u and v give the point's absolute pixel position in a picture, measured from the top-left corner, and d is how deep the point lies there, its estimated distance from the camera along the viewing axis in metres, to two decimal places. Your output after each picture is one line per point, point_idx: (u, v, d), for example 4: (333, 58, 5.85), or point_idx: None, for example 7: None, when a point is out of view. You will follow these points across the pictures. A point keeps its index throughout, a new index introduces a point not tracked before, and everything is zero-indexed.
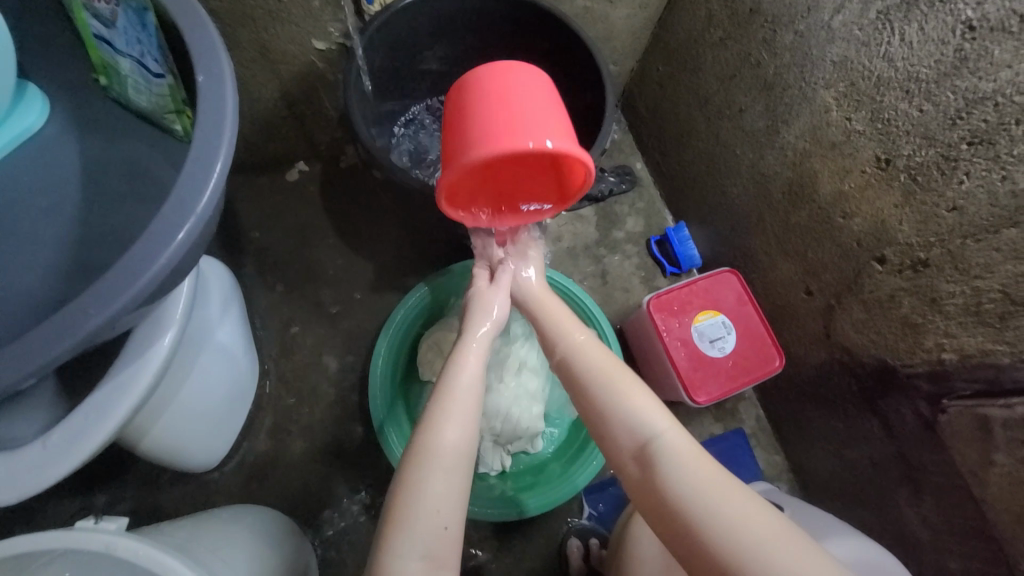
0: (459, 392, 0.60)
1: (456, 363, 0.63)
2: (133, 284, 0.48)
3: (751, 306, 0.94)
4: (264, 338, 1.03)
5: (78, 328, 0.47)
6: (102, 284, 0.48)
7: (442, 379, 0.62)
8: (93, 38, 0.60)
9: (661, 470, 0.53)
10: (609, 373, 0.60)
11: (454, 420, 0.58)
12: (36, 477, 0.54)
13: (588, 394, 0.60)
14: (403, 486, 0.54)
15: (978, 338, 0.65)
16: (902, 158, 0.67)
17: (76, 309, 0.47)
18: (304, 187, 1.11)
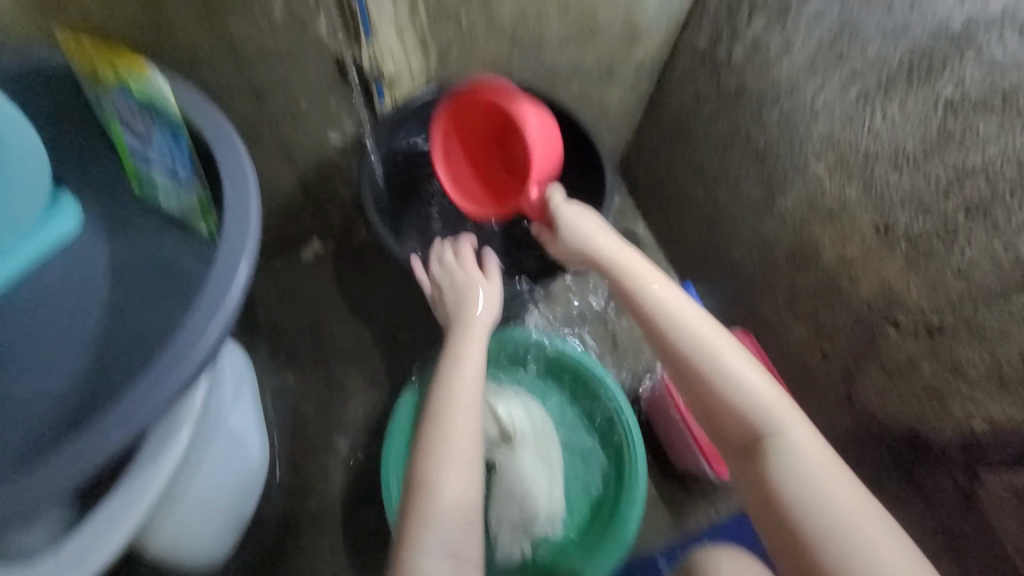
0: (455, 424, 0.62)
1: (445, 387, 0.66)
2: (152, 401, 0.49)
3: (767, 370, 0.92)
4: (274, 418, 1.03)
5: (98, 446, 0.48)
6: (124, 401, 0.49)
7: (435, 405, 0.64)
8: (129, 152, 0.63)
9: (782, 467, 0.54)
10: (719, 358, 0.58)
11: (465, 410, 0.64)
12: None
13: (706, 377, 0.58)
14: (424, 471, 0.59)
15: (1005, 406, 0.64)
16: (900, 226, 0.69)
17: (100, 426, 0.48)
18: (317, 265, 1.14)
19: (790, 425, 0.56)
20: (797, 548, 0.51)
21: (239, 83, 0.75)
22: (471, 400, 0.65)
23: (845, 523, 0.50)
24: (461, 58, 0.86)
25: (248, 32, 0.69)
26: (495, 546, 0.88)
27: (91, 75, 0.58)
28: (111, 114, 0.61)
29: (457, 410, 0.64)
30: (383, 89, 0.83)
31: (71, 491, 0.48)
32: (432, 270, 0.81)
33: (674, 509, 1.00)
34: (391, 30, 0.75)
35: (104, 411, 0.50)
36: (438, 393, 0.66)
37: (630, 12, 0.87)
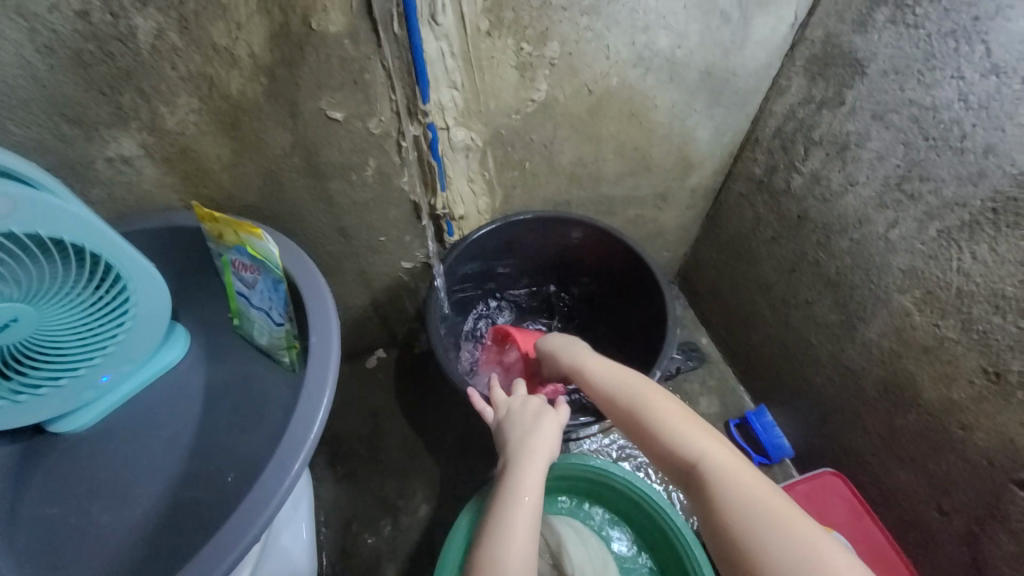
0: (509, 560, 0.60)
1: (502, 516, 0.64)
2: (229, 550, 0.53)
3: (870, 520, 0.82)
4: (326, 536, 1.01)
5: None
6: (205, 551, 0.54)
7: (490, 531, 0.63)
8: (234, 293, 0.72)
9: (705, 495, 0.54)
10: (634, 391, 0.65)
11: (520, 534, 0.62)
12: None
13: (633, 415, 0.63)
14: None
15: None
16: (1014, 374, 0.61)
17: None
18: (381, 373, 1.18)
19: (710, 447, 0.57)
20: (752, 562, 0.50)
21: (332, 226, 0.85)
22: (527, 540, 0.62)
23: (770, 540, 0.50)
24: (524, 195, 0.94)
25: (343, 188, 0.79)
26: None
27: (216, 235, 0.68)
28: (227, 264, 0.70)
29: (514, 546, 0.61)
30: (453, 226, 0.92)
31: None
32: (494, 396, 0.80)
33: None
34: (463, 180, 0.85)
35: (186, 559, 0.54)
36: (492, 523, 0.64)
37: (684, 147, 0.92)
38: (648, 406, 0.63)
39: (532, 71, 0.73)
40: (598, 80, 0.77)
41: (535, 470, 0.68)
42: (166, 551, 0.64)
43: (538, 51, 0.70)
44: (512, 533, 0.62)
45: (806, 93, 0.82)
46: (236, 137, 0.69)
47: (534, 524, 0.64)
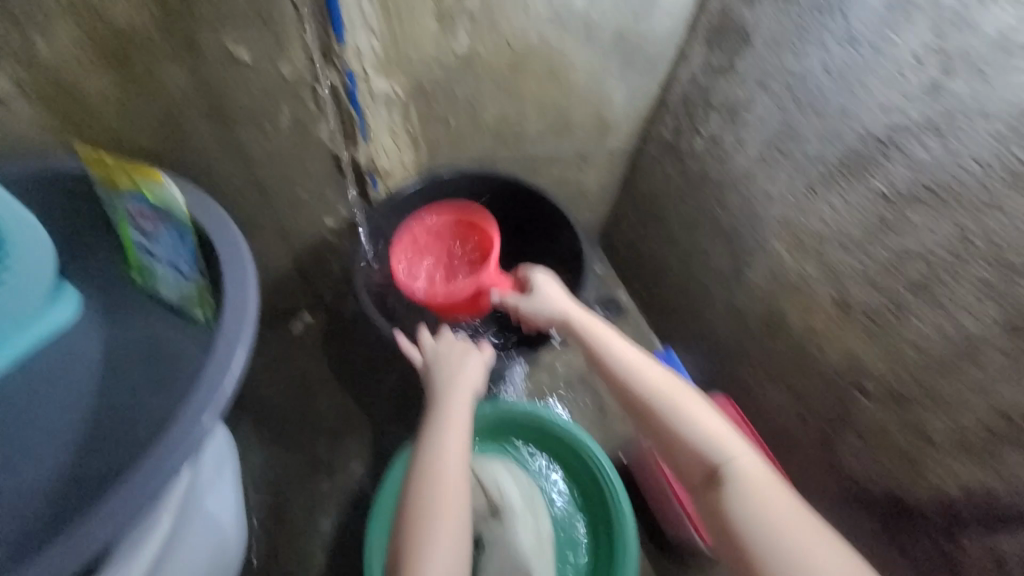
0: (438, 485, 0.64)
1: (435, 445, 0.68)
2: (140, 495, 0.52)
3: (751, 436, 0.96)
4: (256, 499, 1.00)
5: (85, 542, 0.50)
6: (115, 498, 0.52)
7: (423, 459, 0.67)
8: (134, 246, 0.67)
9: (731, 493, 0.57)
10: (668, 392, 0.65)
11: (451, 453, 0.67)
12: None
13: (659, 413, 0.64)
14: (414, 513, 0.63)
15: (971, 471, 0.67)
16: (857, 301, 0.74)
17: (89, 525, 0.51)
18: (308, 337, 1.16)
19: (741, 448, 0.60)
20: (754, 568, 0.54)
21: (243, 178, 0.81)
22: (457, 466, 0.67)
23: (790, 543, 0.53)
24: (450, 151, 0.94)
25: (255, 137, 0.75)
26: None
27: (107, 181, 0.62)
28: (122, 214, 0.65)
29: (446, 471, 0.65)
30: (377, 179, 0.90)
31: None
32: (422, 345, 0.81)
33: None
34: (386, 133, 0.84)
35: (90, 510, 0.52)
36: (423, 455, 0.67)
37: (601, 109, 0.97)
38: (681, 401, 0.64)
39: (451, 21, 0.73)
40: (517, 35, 0.79)
41: (461, 405, 0.73)
42: (66, 513, 0.61)
43: (457, 1, 0.70)
44: (442, 460, 0.66)
45: (706, 61, 0.90)
46: (123, 72, 0.63)
47: (463, 452, 0.68)
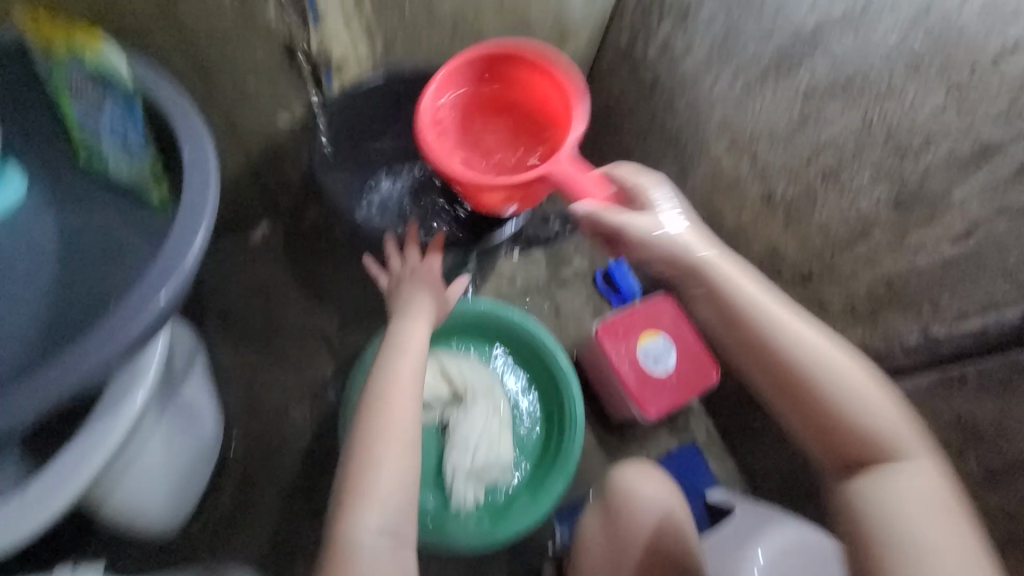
0: (405, 350, 0.75)
1: (402, 320, 0.79)
2: (119, 336, 0.55)
3: (688, 326, 1.07)
4: (229, 394, 1.05)
5: (77, 369, 0.54)
6: (99, 333, 0.55)
7: (392, 329, 0.78)
8: (77, 123, 0.66)
9: (873, 497, 0.60)
10: (865, 389, 0.63)
11: (417, 322, 0.79)
12: (20, 524, 0.57)
13: (835, 399, 0.63)
14: (378, 370, 0.73)
15: (857, 335, 0.78)
16: (778, 193, 0.83)
17: (78, 354, 0.55)
18: (269, 246, 1.16)
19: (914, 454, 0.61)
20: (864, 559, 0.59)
21: (188, 61, 0.78)
22: (407, 397, 0.70)
23: (914, 543, 0.57)
24: (407, 46, 0.93)
25: (196, 13, 0.72)
26: (450, 496, 0.98)
27: (45, 47, 0.60)
28: (61, 86, 0.63)
29: (394, 396, 0.69)
30: (332, 75, 0.89)
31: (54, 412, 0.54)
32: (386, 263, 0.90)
33: (610, 451, 1.14)
34: (338, 20, 0.80)
35: (75, 345, 0.56)
36: (380, 377, 0.72)
37: (559, 10, 0.97)
38: (871, 391, 0.63)
39: None
40: None
41: (420, 327, 0.79)
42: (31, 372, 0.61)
43: None
44: (393, 384, 0.70)
45: None
46: None
47: (417, 379, 0.73)
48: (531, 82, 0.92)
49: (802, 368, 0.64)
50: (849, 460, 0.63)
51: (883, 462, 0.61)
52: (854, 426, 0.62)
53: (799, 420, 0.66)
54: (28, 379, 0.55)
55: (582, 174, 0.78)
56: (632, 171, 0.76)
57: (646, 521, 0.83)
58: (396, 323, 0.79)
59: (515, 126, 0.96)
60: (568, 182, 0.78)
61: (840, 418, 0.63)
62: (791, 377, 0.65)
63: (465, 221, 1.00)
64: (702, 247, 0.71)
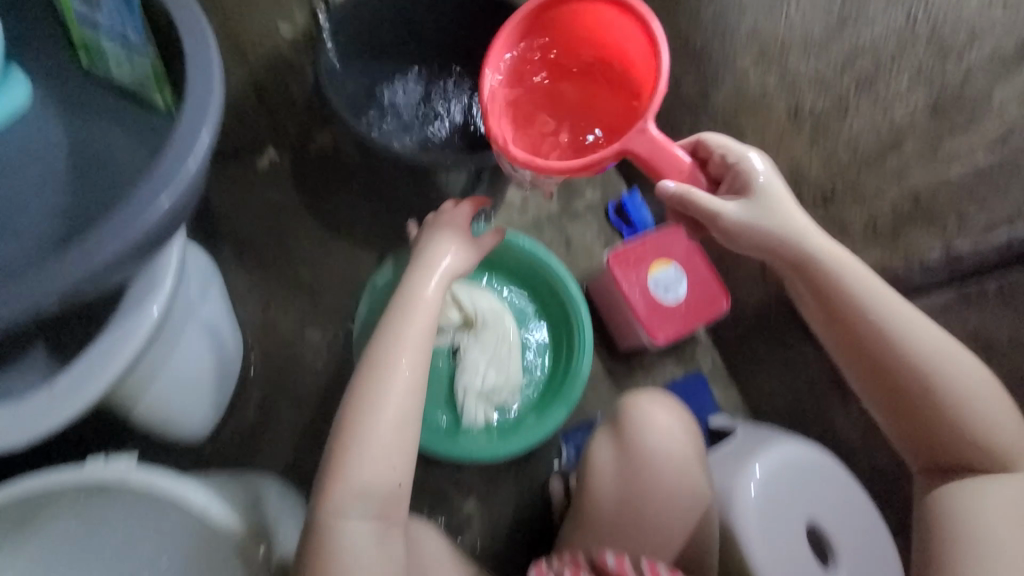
0: (410, 314, 0.70)
1: (416, 278, 0.74)
2: (130, 226, 0.52)
3: (700, 256, 1.07)
4: (246, 317, 1.07)
5: (93, 256, 0.51)
6: (113, 222, 0.52)
7: (402, 289, 0.73)
8: (76, 19, 0.64)
9: (953, 493, 0.64)
10: (971, 394, 0.63)
11: (430, 281, 0.74)
12: (44, 418, 0.57)
13: (931, 397, 0.64)
14: (379, 338, 0.69)
15: (879, 254, 0.75)
16: (807, 107, 0.78)
17: (94, 241, 0.51)
18: (276, 173, 1.14)
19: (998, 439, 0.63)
20: (926, 535, 0.65)
21: None
22: (409, 382, 0.66)
23: (993, 538, 0.60)
24: None
25: None
26: (461, 414, 1.02)
27: None
28: None
29: (396, 372, 0.66)
30: None
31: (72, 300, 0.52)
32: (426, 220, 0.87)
33: (618, 380, 1.16)
34: None
35: (91, 232, 0.52)
36: (384, 347, 0.68)
37: None
38: (956, 393, 0.64)
39: None
40: None
41: (433, 286, 0.74)
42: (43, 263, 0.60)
43: None
44: (398, 358, 0.67)
45: None
46: None
47: (424, 356, 0.69)
48: (585, 22, 0.80)
49: (903, 368, 0.65)
50: (941, 459, 0.66)
51: (978, 469, 0.64)
52: (953, 422, 0.64)
53: (902, 420, 0.67)
54: (43, 261, 0.51)
55: (665, 151, 0.68)
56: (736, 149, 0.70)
57: (667, 470, 0.78)
58: (408, 282, 0.74)
59: (586, 77, 0.86)
60: (646, 159, 0.69)
61: (937, 420, 0.65)
62: (894, 381, 0.66)
63: (474, 135, 1.01)
64: (817, 238, 0.68)
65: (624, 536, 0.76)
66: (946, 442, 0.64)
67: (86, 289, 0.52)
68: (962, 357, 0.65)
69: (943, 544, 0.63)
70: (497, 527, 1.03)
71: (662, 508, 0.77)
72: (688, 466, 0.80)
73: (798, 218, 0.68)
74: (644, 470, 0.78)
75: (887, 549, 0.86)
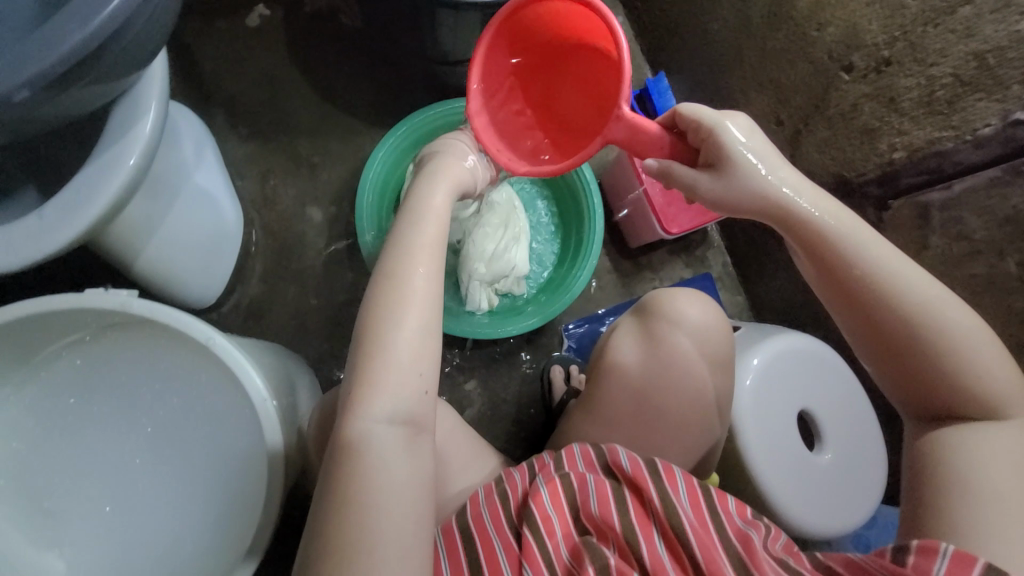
0: (422, 224, 0.62)
1: (423, 189, 0.66)
2: (91, 15, 0.45)
3: None
4: (243, 190, 1.02)
5: (57, 44, 0.44)
6: (75, 6, 0.45)
7: (413, 200, 0.65)
8: None
9: (955, 445, 0.55)
10: (978, 345, 0.54)
11: (439, 190, 0.65)
12: (39, 242, 0.55)
13: (945, 356, 0.54)
14: (391, 251, 0.60)
15: (927, 130, 0.70)
16: None
17: (55, 27, 0.45)
18: (267, 33, 1.04)
19: (1007, 382, 0.55)
20: (916, 485, 0.56)
21: None
22: (428, 287, 0.58)
23: (982, 485, 0.52)
24: None
25: None
26: (466, 298, 1.00)
27: None
28: None
29: (414, 279, 0.57)
30: None
31: (43, 96, 0.46)
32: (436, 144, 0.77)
33: (625, 278, 1.14)
34: None
35: (54, 19, 0.45)
36: (394, 257, 0.59)
37: None
38: (966, 340, 0.54)
39: None
40: None
41: (442, 195, 0.65)
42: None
43: None
44: (412, 265, 0.58)
45: None
46: None
47: (439, 262, 0.60)
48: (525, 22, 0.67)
49: (900, 327, 0.55)
50: (941, 414, 0.57)
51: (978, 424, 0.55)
52: (963, 378, 0.54)
53: (905, 383, 0.57)
54: (20, 42, 0.45)
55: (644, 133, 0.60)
56: (715, 115, 0.59)
57: (678, 382, 0.77)
58: (413, 196, 0.65)
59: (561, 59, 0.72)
60: (627, 145, 0.61)
61: (941, 378, 0.55)
62: (894, 340, 0.56)
63: None
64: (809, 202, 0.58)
65: (630, 429, 0.77)
66: (952, 399, 0.55)
67: (70, 81, 0.46)
68: (963, 314, 0.55)
69: (934, 490, 0.54)
70: (497, 406, 1.06)
71: (673, 398, 0.77)
72: (698, 366, 0.77)
73: (769, 162, 0.59)
74: (655, 367, 0.77)
75: (873, 440, 0.89)
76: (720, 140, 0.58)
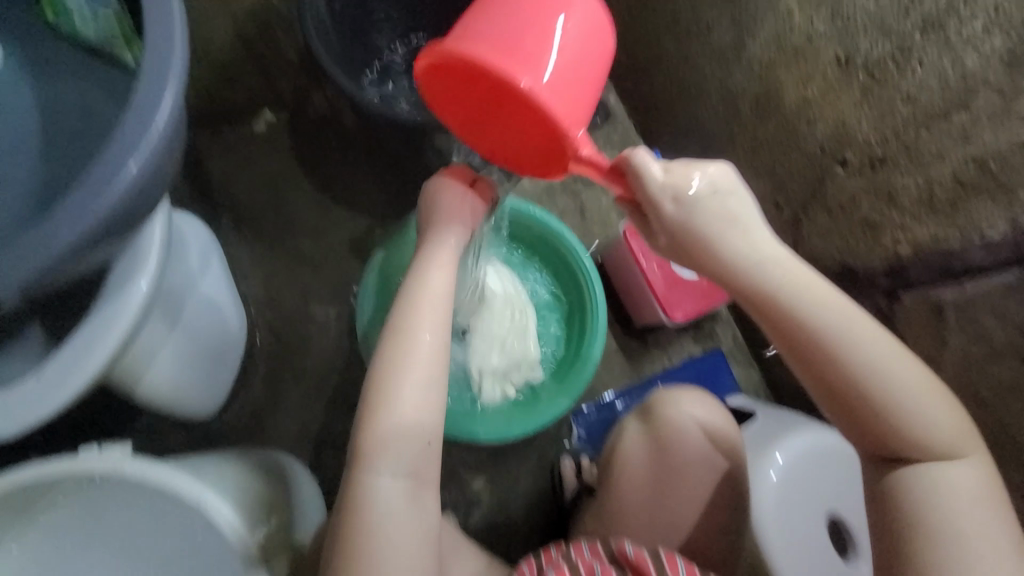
0: (434, 272, 0.59)
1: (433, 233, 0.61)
2: (89, 209, 0.46)
3: None
4: (248, 291, 1.03)
5: (53, 240, 0.46)
6: (71, 203, 0.46)
7: (424, 245, 0.61)
8: None
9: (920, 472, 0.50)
10: (935, 397, 0.50)
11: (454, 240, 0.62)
12: (37, 407, 0.56)
13: (900, 411, 0.50)
14: (401, 301, 0.57)
15: (931, 228, 0.68)
16: (860, 54, 0.67)
17: (51, 224, 0.46)
18: (273, 138, 1.09)
19: (975, 455, 0.51)
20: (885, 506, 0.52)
21: None
22: (434, 341, 0.56)
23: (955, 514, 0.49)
24: None
25: None
26: (479, 394, 0.97)
27: None
28: None
29: (423, 338, 0.55)
30: None
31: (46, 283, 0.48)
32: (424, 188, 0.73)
33: (633, 358, 1.11)
34: None
35: (55, 211, 0.47)
36: (403, 307, 0.57)
37: None
38: (928, 400, 0.50)
39: None
40: None
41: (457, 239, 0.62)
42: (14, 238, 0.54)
43: None
44: (418, 321, 0.56)
45: None
46: None
47: (446, 318, 0.58)
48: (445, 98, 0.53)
49: (852, 376, 0.50)
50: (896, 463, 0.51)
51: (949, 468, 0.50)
52: (924, 449, 0.50)
53: (857, 439, 0.52)
54: (18, 239, 0.47)
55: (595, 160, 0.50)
56: (661, 185, 0.49)
57: (690, 479, 0.73)
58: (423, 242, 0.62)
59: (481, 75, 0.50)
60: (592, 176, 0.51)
61: (899, 435, 0.50)
62: (858, 398, 0.50)
63: None
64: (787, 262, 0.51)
65: (653, 530, 0.72)
66: (912, 449, 0.50)
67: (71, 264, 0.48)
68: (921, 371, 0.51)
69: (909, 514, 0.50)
70: (506, 501, 1.02)
71: (690, 500, 0.73)
72: (715, 466, 0.74)
73: (740, 220, 0.51)
74: (671, 460, 0.74)
75: None
76: (660, 209, 0.49)
